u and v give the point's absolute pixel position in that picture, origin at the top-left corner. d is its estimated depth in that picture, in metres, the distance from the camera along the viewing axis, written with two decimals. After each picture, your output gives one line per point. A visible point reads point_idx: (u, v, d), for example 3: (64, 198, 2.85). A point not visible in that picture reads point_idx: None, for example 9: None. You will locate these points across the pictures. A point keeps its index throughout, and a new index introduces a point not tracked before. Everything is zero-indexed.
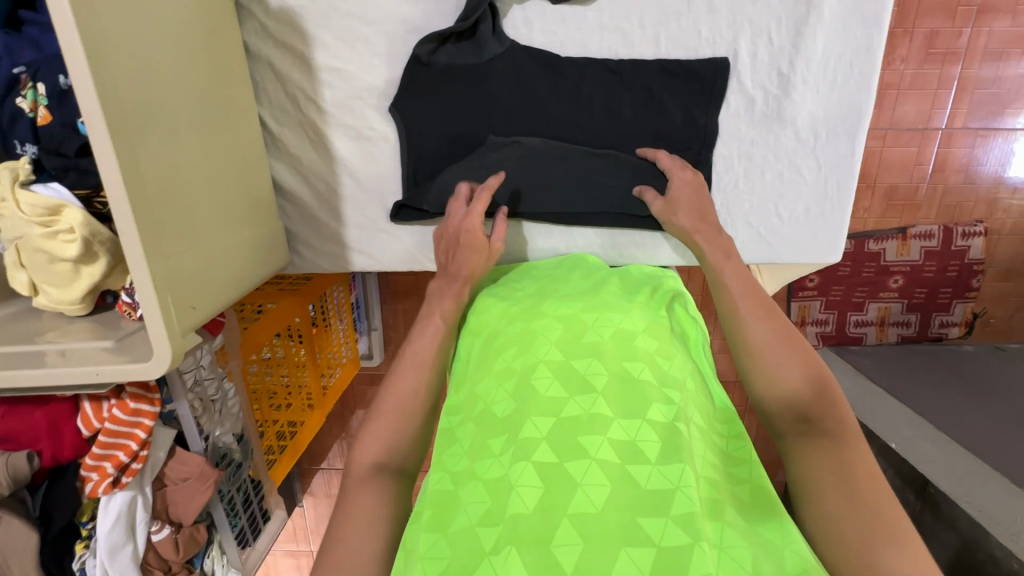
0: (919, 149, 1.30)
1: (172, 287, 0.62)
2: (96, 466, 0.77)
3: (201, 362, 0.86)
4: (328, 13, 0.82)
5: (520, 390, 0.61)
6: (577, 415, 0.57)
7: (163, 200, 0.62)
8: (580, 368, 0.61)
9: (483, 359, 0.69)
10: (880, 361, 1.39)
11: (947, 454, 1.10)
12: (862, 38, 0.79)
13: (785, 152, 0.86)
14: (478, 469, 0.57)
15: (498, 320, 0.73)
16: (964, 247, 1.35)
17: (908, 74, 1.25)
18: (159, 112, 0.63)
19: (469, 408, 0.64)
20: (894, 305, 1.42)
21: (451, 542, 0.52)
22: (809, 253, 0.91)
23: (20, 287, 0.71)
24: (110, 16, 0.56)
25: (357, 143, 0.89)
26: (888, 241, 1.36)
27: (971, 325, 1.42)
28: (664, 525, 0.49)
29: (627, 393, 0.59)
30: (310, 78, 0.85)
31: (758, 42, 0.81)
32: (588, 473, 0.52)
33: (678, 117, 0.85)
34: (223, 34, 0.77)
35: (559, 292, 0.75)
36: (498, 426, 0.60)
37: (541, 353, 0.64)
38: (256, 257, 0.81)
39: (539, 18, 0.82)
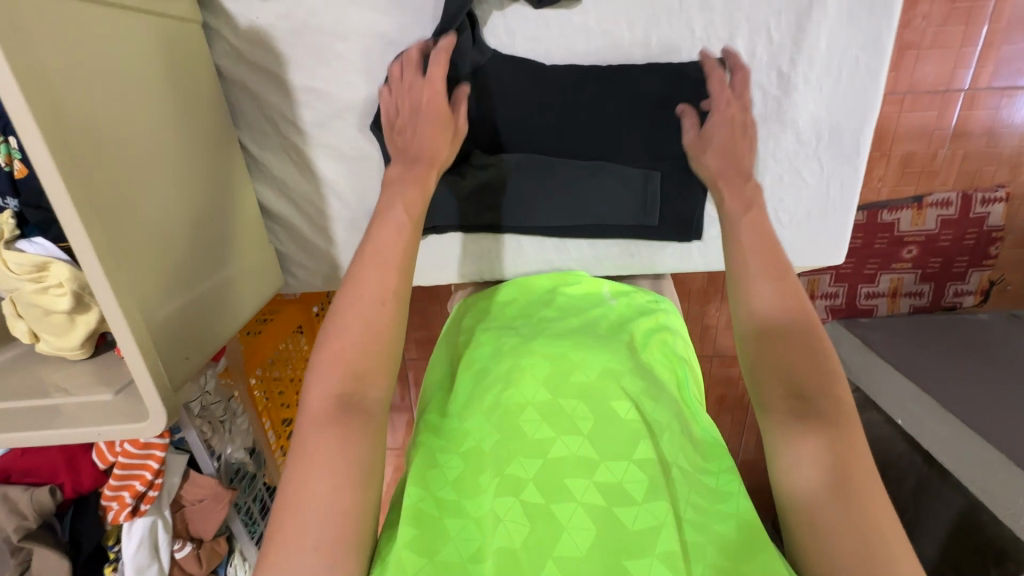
0: (939, 113, 1.23)
1: (162, 342, 0.62)
2: (115, 495, 0.81)
3: (207, 389, 0.89)
4: (300, 31, 0.78)
5: (507, 428, 0.61)
6: (563, 456, 0.57)
7: (145, 252, 0.62)
8: (569, 409, 0.61)
9: (472, 388, 0.69)
10: (896, 335, 1.35)
11: (957, 436, 1.10)
12: (870, 31, 0.74)
13: (785, 155, 0.82)
14: (466, 504, 0.58)
15: (489, 353, 0.72)
16: (983, 213, 1.30)
17: (930, 32, 1.17)
18: (127, 162, 0.61)
19: (456, 443, 0.64)
20: (907, 275, 1.37)
21: (437, 568, 0.52)
22: (810, 256, 0.88)
23: (21, 336, 0.72)
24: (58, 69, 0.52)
25: (340, 163, 0.87)
26: (903, 211, 1.31)
27: (987, 293, 1.39)
28: (646, 565, 0.50)
29: (613, 433, 0.59)
30: (288, 100, 0.82)
31: (756, 40, 0.76)
32: (572, 516, 0.53)
33: (671, 124, 0.81)
34: (190, 62, 0.73)
35: (549, 328, 0.74)
36: (485, 462, 0.60)
37: (528, 393, 0.63)
38: (246, 291, 0.81)
39: (520, 25, 0.77)
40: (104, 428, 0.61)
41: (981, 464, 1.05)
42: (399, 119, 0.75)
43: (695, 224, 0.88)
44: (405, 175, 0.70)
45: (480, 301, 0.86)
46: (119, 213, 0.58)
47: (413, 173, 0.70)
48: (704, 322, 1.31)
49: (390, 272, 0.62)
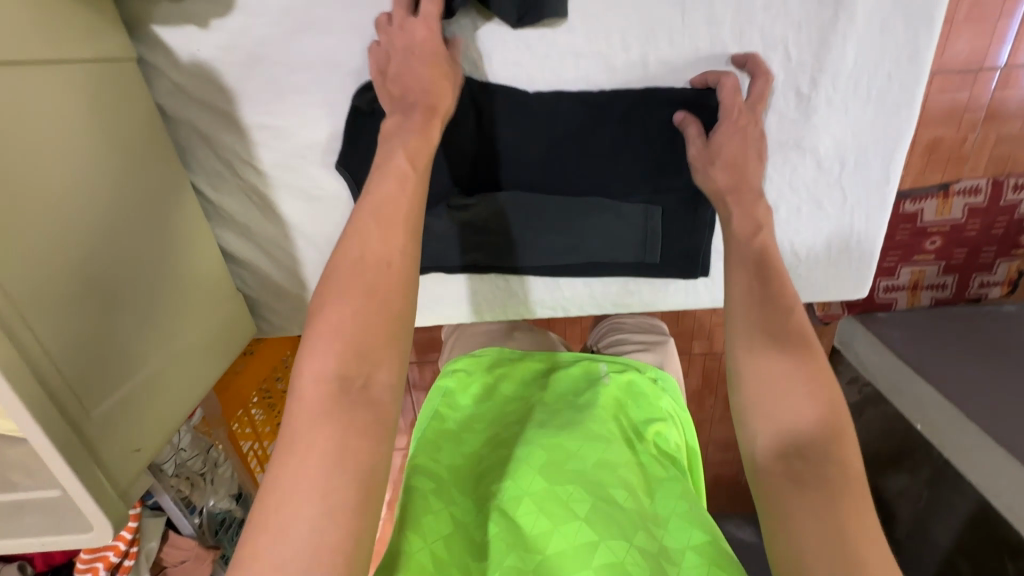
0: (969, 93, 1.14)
1: (91, 445, 0.54)
2: (89, 566, 0.77)
3: (180, 446, 0.85)
4: (249, 64, 0.68)
5: (499, 516, 0.54)
6: (562, 548, 0.50)
7: (71, 342, 0.54)
8: (566, 496, 0.54)
9: (465, 457, 0.61)
10: (908, 332, 1.28)
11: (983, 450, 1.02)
12: (905, 44, 0.63)
13: (804, 184, 0.72)
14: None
15: (484, 423, 0.65)
16: (1015, 200, 1.20)
17: (964, 4, 1.07)
18: (33, 234, 0.52)
19: (449, 493, 0.56)
20: (929, 268, 1.27)
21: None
22: (829, 290, 0.80)
23: None
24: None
25: (306, 205, 0.78)
26: (927, 200, 1.20)
27: (1015, 284, 1.28)
28: None
29: (613, 517, 0.52)
30: (242, 139, 0.73)
31: (772, 57, 0.65)
32: None
33: (670, 155, 0.72)
34: (121, 104, 0.64)
35: (541, 404, 0.66)
36: (480, 546, 0.52)
37: (521, 476, 0.56)
38: (196, 363, 0.72)
39: (498, 47, 0.66)
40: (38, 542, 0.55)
41: (1003, 480, 0.99)
42: (392, 64, 0.60)
43: (701, 260, 0.79)
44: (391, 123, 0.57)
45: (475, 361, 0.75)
46: (35, 302, 0.51)
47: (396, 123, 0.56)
48: (710, 324, 1.24)
49: (397, 223, 0.48)
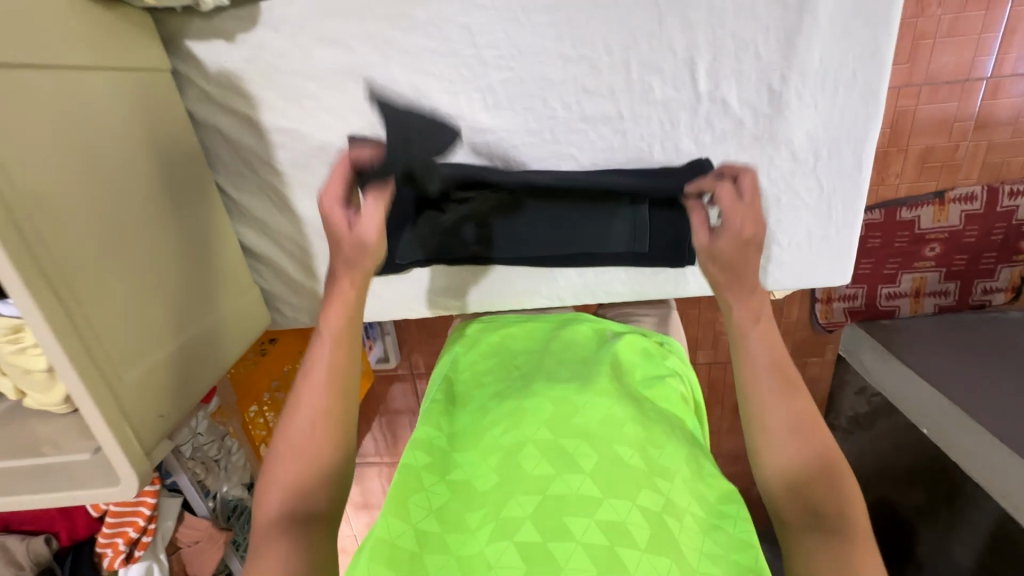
0: (958, 104, 1.24)
1: (130, 408, 0.60)
2: (109, 542, 0.82)
3: (197, 430, 0.89)
4: (269, 72, 0.76)
5: (505, 466, 0.60)
6: (563, 493, 0.56)
7: (117, 314, 0.61)
8: (570, 448, 0.60)
9: (467, 429, 0.68)
10: (914, 338, 1.38)
11: (985, 448, 1.08)
12: (866, 43, 0.69)
13: (781, 175, 0.77)
14: (449, 539, 0.57)
15: (486, 398, 0.72)
16: (1011, 207, 1.31)
17: (946, 20, 1.18)
18: (83, 219, 0.59)
19: (444, 471, 0.64)
20: (930, 274, 1.39)
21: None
22: (814, 279, 0.84)
23: (8, 392, 0.73)
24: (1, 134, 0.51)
25: (318, 201, 0.85)
26: (923, 208, 1.33)
27: (1018, 290, 1.38)
28: None
29: (618, 475, 0.57)
30: (262, 142, 0.81)
31: (743, 57, 0.71)
32: (571, 557, 0.51)
33: (655, 152, 0.78)
34: (159, 108, 0.72)
35: (551, 371, 0.72)
36: (475, 500, 0.59)
37: (529, 431, 0.62)
38: (227, 338, 0.80)
39: (494, 53, 0.74)
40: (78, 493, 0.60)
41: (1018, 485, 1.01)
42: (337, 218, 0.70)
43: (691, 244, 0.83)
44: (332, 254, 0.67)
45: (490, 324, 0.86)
46: (80, 274, 0.57)
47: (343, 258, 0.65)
48: (715, 335, 1.27)
49: (337, 355, 0.63)
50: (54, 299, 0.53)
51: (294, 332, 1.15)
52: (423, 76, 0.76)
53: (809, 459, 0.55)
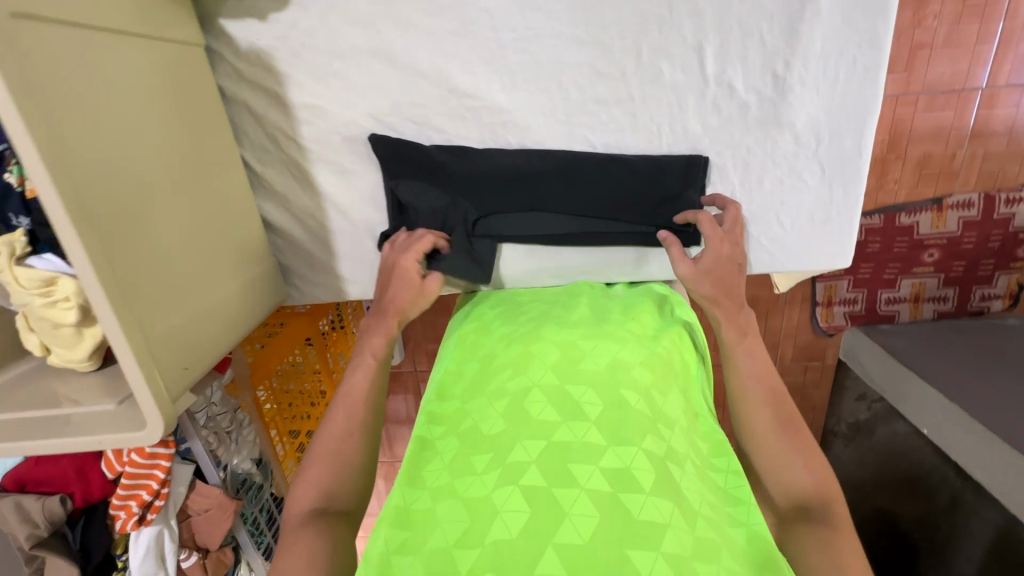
0: (955, 113, 1.29)
1: (165, 354, 0.63)
2: (123, 505, 0.83)
3: (211, 400, 0.91)
4: (298, 51, 0.80)
5: (511, 412, 0.65)
6: (566, 440, 0.60)
7: (155, 265, 0.65)
8: (575, 394, 0.65)
9: (473, 380, 0.73)
10: (912, 340, 1.42)
11: (988, 447, 1.09)
12: (866, 31, 0.73)
13: (784, 158, 0.81)
14: (457, 485, 0.60)
15: (495, 343, 0.77)
16: (1007, 214, 1.35)
17: (941, 32, 1.22)
18: (128, 177, 0.63)
19: (454, 424, 0.68)
20: (929, 280, 1.43)
21: (426, 562, 0.54)
22: (815, 261, 0.87)
23: (33, 348, 0.75)
24: (53, 92, 0.54)
25: (340, 177, 0.89)
26: (922, 213, 1.36)
27: (1015, 297, 1.43)
28: (654, 560, 0.51)
29: (620, 422, 0.62)
30: (289, 118, 0.84)
31: (749, 44, 0.75)
32: (576, 501, 0.55)
33: (664, 135, 0.82)
34: (196, 84, 0.77)
35: (561, 320, 0.77)
36: (483, 444, 0.63)
37: (535, 378, 0.68)
38: (252, 297, 0.84)
39: (513, 36, 0.77)
40: (102, 434, 0.62)
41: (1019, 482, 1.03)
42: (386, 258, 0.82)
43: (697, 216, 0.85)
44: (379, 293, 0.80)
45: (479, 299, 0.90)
46: (124, 226, 0.61)
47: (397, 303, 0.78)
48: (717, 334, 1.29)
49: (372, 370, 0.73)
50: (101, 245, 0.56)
51: (303, 317, 1.20)
52: (446, 58, 0.79)
53: (788, 456, 0.66)
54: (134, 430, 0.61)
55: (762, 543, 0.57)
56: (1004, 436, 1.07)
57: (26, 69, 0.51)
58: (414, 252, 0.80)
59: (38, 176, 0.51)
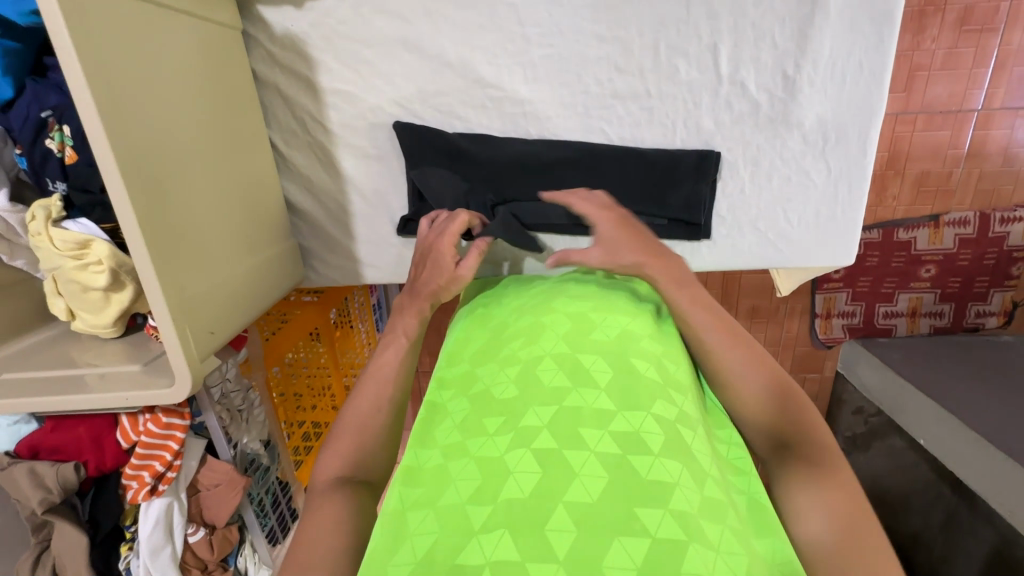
0: (952, 132, 1.33)
1: (195, 310, 0.66)
2: (136, 475, 0.84)
3: (226, 375, 0.92)
4: (331, 38, 0.83)
5: (523, 378, 0.67)
6: (576, 405, 0.61)
7: (187, 225, 0.68)
8: (586, 363, 0.67)
9: (483, 350, 0.75)
10: (912, 353, 1.45)
11: (980, 453, 1.11)
12: (872, 36, 0.77)
13: (792, 156, 0.85)
14: (469, 445, 0.61)
15: (507, 315, 0.79)
16: (1002, 233, 1.38)
17: (940, 54, 1.28)
18: (168, 140, 0.66)
19: (463, 388, 0.71)
20: (926, 295, 1.47)
21: (439, 515, 0.54)
22: (820, 258, 0.90)
23: (59, 313, 0.77)
24: (106, 56, 0.57)
25: (363, 162, 0.91)
26: (919, 229, 1.41)
27: (1010, 314, 1.46)
28: (661, 518, 0.51)
29: (629, 389, 0.64)
30: (317, 102, 0.87)
31: (761, 45, 0.79)
32: (587, 463, 0.55)
33: (679, 130, 0.85)
34: (233, 62, 0.80)
35: (571, 292, 0.79)
36: (494, 407, 0.65)
37: (546, 348, 0.70)
38: (273, 268, 0.87)
39: (537, 32, 0.82)
40: (130, 393, 0.67)
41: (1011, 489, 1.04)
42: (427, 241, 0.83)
43: (704, 206, 0.88)
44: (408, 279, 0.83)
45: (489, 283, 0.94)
46: (158, 184, 0.64)
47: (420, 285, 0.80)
48: None
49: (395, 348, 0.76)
50: (139, 200, 0.60)
51: (313, 307, 1.22)
52: (471, 50, 0.83)
53: (769, 407, 0.67)
54: (167, 388, 0.67)
55: (761, 509, 0.61)
56: (996, 442, 1.09)
57: (87, 34, 0.55)
58: (450, 236, 0.81)
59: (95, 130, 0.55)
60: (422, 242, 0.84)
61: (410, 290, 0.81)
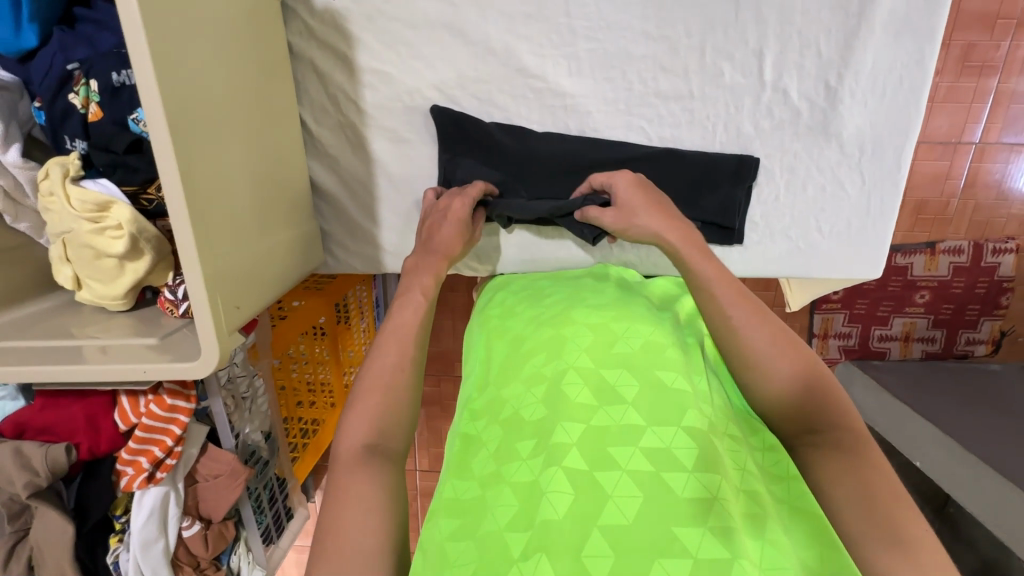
0: (950, 163, 1.36)
1: (221, 284, 0.65)
2: (132, 460, 0.78)
3: (234, 360, 0.85)
4: (372, 15, 0.81)
5: (550, 394, 0.62)
6: (605, 424, 0.58)
7: (217, 214, 0.65)
8: (612, 379, 0.62)
9: (505, 366, 0.72)
10: (903, 378, 1.41)
11: (978, 475, 1.07)
12: (914, 52, 0.78)
13: (829, 166, 0.85)
14: (502, 468, 0.58)
15: (524, 326, 0.77)
16: (994, 263, 1.41)
17: (944, 86, 1.32)
18: (206, 114, 0.63)
19: (495, 414, 0.66)
20: (920, 320, 1.46)
21: (479, 545, 0.52)
22: (847, 269, 0.91)
23: (64, 281, 0.72)
24: (163, 28, 0.55)
25: (394, 145, 0.89)
26: (916, 255, 1.41)
27: (998, 343, 1.47)
28: (700, 537, 0.49)
29: (659, 401, 0.60)
30: (353, 80, 0.85)
31: (806, 54, 0.80)
32: (617, 484, 0.53)
33: (719, 134, 0.85)
34: (271, 34, 0.78)
35: (588, 301, 0.76)
36: (524, 430, 0.61)
37: (570, 359, 0.66)
38: (296, 257, 0.84)
39: (584, 24, 0.81)
40: (150, 364, 0.63)
41: (997, 509, 1.03)
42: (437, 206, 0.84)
43: (739, 209, 0.88)
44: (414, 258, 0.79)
45: (498, 288, 0.92)
46: (195, 170, 0.60)
47: (434, 257, 0.78)
48: None
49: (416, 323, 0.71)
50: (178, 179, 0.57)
51: (315, 298, 1.10)
52: (516, 38, 0.82)
53: (803, 400, 0.61)
54: (188, 362, 0.63)
55: (804, 514, 0.56)
56: (995, 465, 1.06)
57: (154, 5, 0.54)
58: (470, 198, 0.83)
59: (149, 92, 0.54)
60: (430, 209, 0.85)
61: (410, 272, 0.77)
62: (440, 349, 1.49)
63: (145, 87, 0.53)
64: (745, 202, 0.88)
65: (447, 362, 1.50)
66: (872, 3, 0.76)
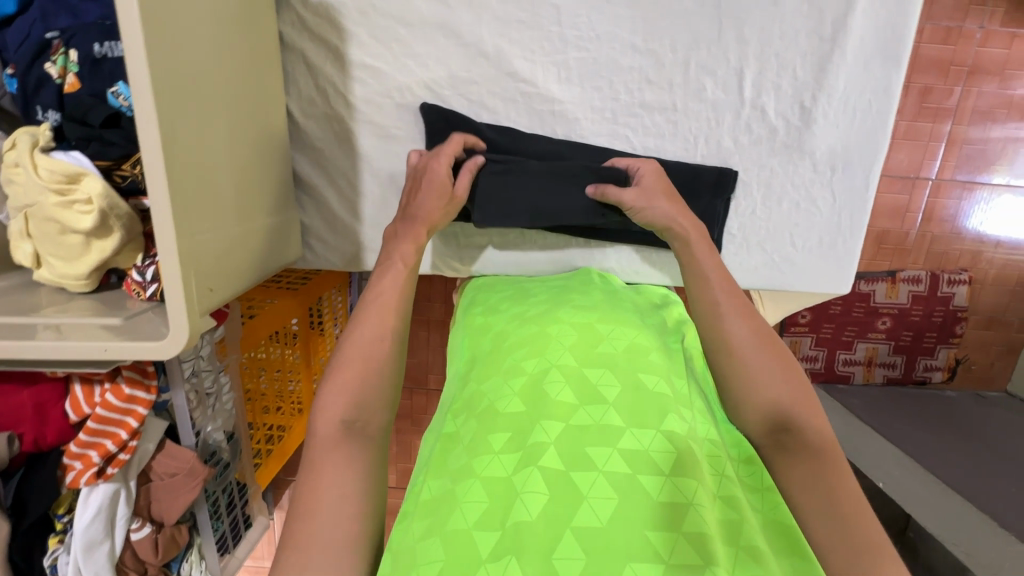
0: (910, 197, 1.44)
1: (195, 269, 0.63)
2: (81, 454, 0.73)
3: (201, 352, 0.80)
4: (365, 11, 0.81)
5: (531, 393, 0.61)
6: (586, 423, 0.57)
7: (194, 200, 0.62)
8: (592, 378, 0.62)
9: (486, 363, 0.70)
10: (868, 400, 1.45)
11: (936, 495, 1.10)
12: (882, 79, 0.83)
13: (803, 182, 0.89)
14: (474, 464, 0.56)
15: (505, 326, 0.76)
16: (949, 292, 1.46)
17: (903, 124, 1.40)
18: (188, 92, 0.61)
19: (472, 407, 0.64)
20: (881, 345, 1.49)
21: (447, 543, 0.50)
22: (815, 284, 0.94)
23: (23, 258, 0.69)
24: (153, 5, 0.54)
25: (381, 142, 0.88)
26: (878, 283, 1.46)
27: (953, 370, 1.51)
28: (673, 540, 0.48)
29: (639, 403, 0.59)
30: (343, 73, 0.84)
31: (783, 74, 0.84)
32: (594, 484, 0.51)
33: (700, 146, 0.88)
34: (263, 22, 0.77)
35: (571, 301, 0.76)
36: (499, 424, 0.59)
37: (552, 359, 0.65)
38: (271, 246, 0.82)
39: (574, 33, 0.83)
40: (111, 343, 0.59)
41: (955, 526, 1.05)
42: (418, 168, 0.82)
43: (718, 221, 0.91)
44: (407, 232, 0.78)
45: (481, 287, 0.92)
46: (173, 147, 0.58)
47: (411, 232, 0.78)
48: None
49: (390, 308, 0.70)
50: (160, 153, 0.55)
51: (290, 298, 1.05)
52: (508, 42, 0.83)
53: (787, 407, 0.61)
54: (155, 341, 0.60)
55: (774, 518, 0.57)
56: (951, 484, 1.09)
57: None
58: (444, 158, 0.81)
59: (135, 58, 0.52)
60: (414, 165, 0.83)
61: (390, 253, 0.77)
62: (414, 360, 1.46)
63: (132, 59, 0.52)
64: (723, 214, 0.91)
65: (420, 373, 1.46)
66: (844, 30, 0.81)
